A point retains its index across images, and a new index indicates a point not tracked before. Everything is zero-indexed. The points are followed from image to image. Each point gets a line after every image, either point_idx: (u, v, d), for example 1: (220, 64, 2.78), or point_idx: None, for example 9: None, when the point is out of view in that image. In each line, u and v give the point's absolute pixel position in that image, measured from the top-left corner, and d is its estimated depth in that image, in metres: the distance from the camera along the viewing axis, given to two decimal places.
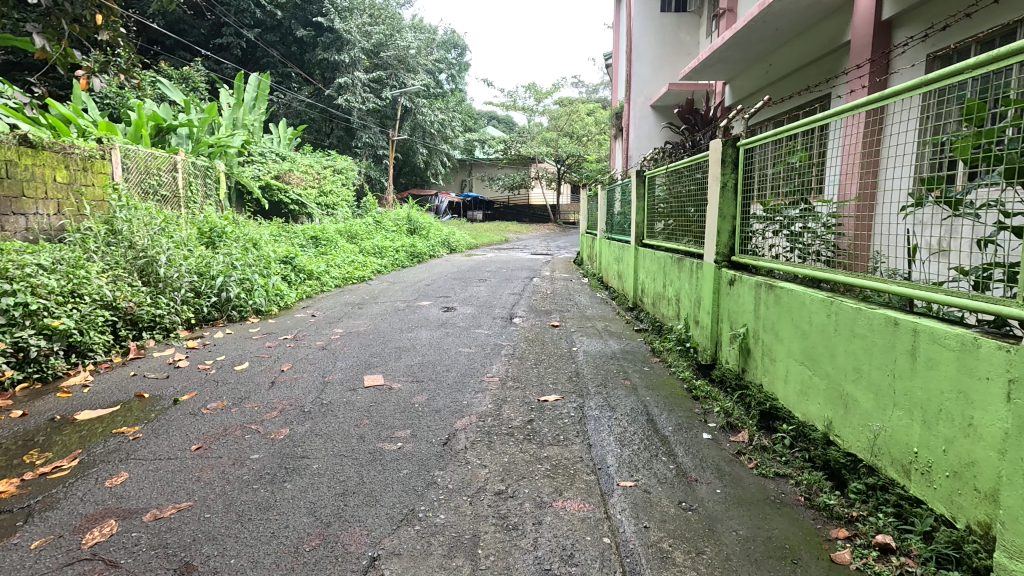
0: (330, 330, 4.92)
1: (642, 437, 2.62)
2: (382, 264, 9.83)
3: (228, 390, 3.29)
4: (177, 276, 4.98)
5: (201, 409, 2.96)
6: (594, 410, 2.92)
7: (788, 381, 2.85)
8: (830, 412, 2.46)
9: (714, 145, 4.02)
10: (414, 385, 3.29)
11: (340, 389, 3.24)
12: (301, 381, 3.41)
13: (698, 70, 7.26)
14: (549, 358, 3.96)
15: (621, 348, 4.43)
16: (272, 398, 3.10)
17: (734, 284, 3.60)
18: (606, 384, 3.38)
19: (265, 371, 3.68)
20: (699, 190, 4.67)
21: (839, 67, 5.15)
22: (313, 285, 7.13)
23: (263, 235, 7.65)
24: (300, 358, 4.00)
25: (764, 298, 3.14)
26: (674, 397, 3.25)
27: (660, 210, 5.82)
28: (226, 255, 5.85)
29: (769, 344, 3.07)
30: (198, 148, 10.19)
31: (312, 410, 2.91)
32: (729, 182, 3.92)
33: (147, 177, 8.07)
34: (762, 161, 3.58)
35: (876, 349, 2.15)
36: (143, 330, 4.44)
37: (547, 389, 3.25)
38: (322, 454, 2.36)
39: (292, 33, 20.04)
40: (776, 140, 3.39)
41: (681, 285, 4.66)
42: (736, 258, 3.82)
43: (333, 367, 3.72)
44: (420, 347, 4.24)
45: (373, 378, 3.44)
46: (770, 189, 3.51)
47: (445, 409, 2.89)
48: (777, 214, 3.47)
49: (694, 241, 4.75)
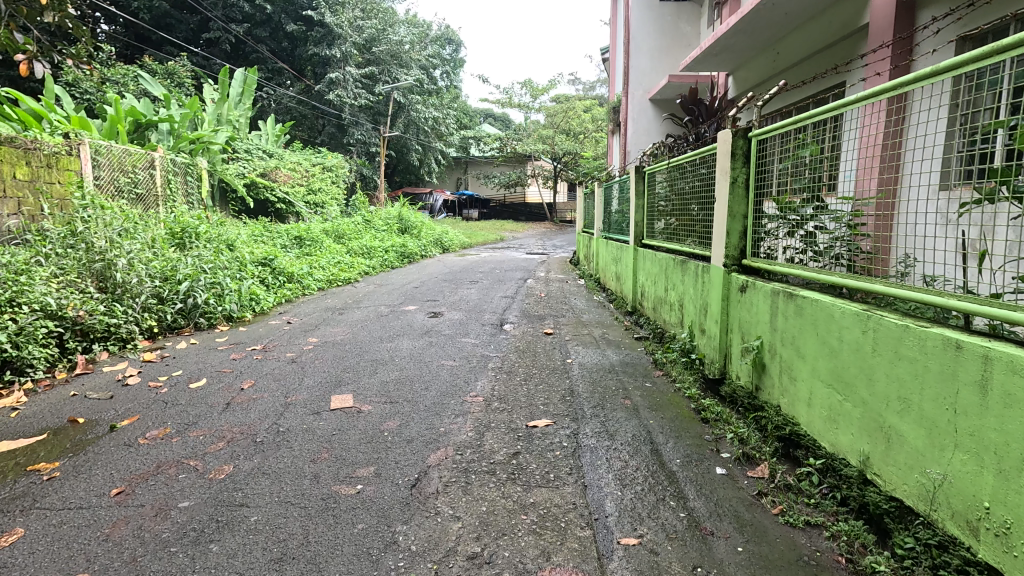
0: (305, 339, 4.53)
1: (647, 476, 2.24)
2: (370, 265, 9.44)
3: (176, 414, 2.90)
4: (137, 281, 4.58)
5: (137, 440, 2.57)
6: (590, 439, 2.55)
7: (812, 404, 2.49)
8: (868, 445, 2.09)
9: (720, 136, 3.58)
10: (386, 407, 2.91)
11: (302, 412, 2.85)
12: (259, 403, 3.01)
13: (699, 60, 6.87)
14: (541, 372, 3.58)
15: (619, 359, 4.04)
16: (221, 425, 2.70)
17: (746, 291, 3.22)
18: (603, 405, 3.00)
19: (223, 389, 3.29)
20: (705, 186, 4.30)
21: (856, 53, 4.79)
22: (293, 288, 6.74)
23: (240, 236, 7.25)
24: (265, 373, 3.60)
25: (783, 308, 2.76)
26: (681, 420, 2.87)
27: (662, 207, 5.43)
28: (194, 258, 5.44)
29: (788, 360, 2.70)
30: (178, 145, 9.78)
31: (265, 440, 2.52)
32: (739, 178, 3.47)
33: (120, 175, 7.68)
34: (778, 153, 3.16)
35: (930, 376, 1.79)
36: (96, 342, 4.05)
37: (537, 412, 2.87)
38: (265, 502, 1.97)
39: (282, 28, 19.62)
40: (789, 128, 3.01)
41: (685, 290, 4.30)
42: (747, 261, 3.43)
43: (299, 385, 3.32)
44: (399, 360, 3.86)
45: (342, 398, 3.05)
46: (785, 184, 3.13)
47: (418, 439, 2.50)
48: (792, 212, 3.09)
49: (700, 242, 4.35)
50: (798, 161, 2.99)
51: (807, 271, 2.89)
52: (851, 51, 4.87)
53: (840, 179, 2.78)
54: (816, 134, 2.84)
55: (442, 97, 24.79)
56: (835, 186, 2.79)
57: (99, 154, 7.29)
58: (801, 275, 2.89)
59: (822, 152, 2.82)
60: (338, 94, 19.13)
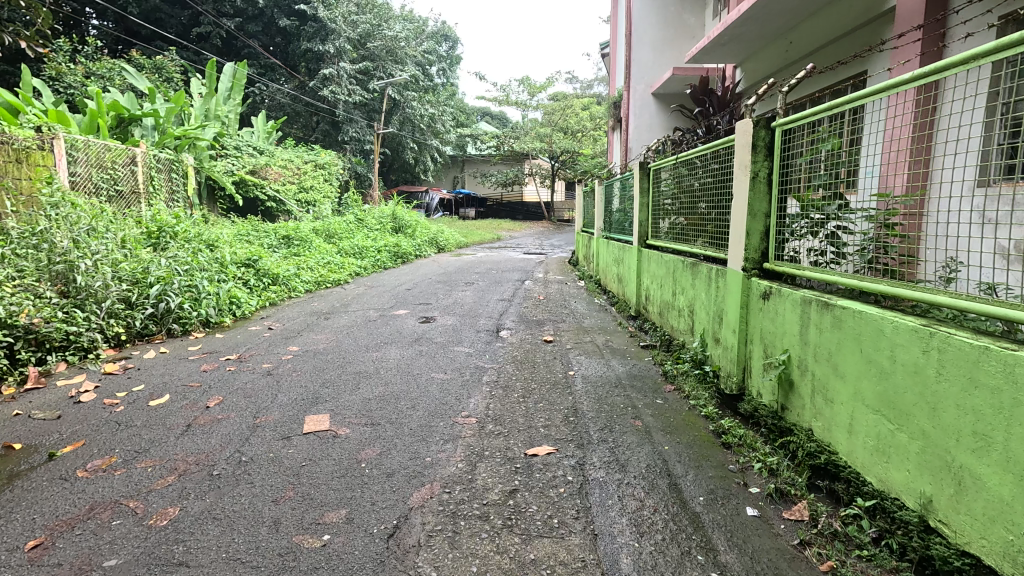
0: (285, 348, 4.18)
1: (667, 520, 1.90)
2: (362, 266, 9.08)
3: (127, 439, 2.55)
4: (103, 285, 4.21)
5: (75, 472, 2.21)
6: (599, 472, 2.21)
7: (852, 430, 2.17)
8: (930, 486, 1.76)
9: (739, 126, 3.23)
10: (367, 431, 2.58)
11: (269, 437, 2.51)
12: (223, 426, 2.66)
13: (705, 51, 6.53)
14: (541, 387, 3.24)
15: (626, 371, 3.70)
16: (175, 453, 2.36)
17: (770, 299, 2.89)
18: (611, 428, 2.66)
19: (185, 408, 2.94)
20: (717, 183, 3.97)
21: (879, 38, 4.49)
22: (278, 291, 6.40)
23: (222, 235, 6.89)
24: (236, 389, 3.25)
25: (816, 319, 2.44)
26: (700, 446, 2.54)
27: (669, 206, 5.09)
28: (169, 258, 5.08)
29: (824, 380, 2.37)
30: (162, 141, 9.41)
31: (223, 474, 2.17)
32: (761, 172, 3.10)
33: (97, 171, 7.33)
34: (805, 145, 2.81)
35: (1017, 410, 1.47)
36: (52, 352, 3.70)
37: (537, 437, 2.53)
38: (209, 560, 1.63)
39: (275, 23, 19.26)
40: (814, 118, 2.68)
41: (696, 294, 3.97)
42: (769, 265, 3.08)
43: (271, 403, 2.97)
44: (385, 372, 3.52)
45: (318, 420, 2.71)
46: (813, 179, 2.78)
47: (400, 473, 2.16)
48: (816, 210, 2.78)
49: (712, 243, 4.02)
50: (828, 150, 2.64)
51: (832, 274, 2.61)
52: (873, 37, 4.58)
53: (858, 176, 2.55)
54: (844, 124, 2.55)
55: (438, 94, 24.38)
56: (855, 184, 2.57)
57: (74, 148, 6.92)
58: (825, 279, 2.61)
59: (849, 144, 2.54)
60: (332, 90, 18.73)
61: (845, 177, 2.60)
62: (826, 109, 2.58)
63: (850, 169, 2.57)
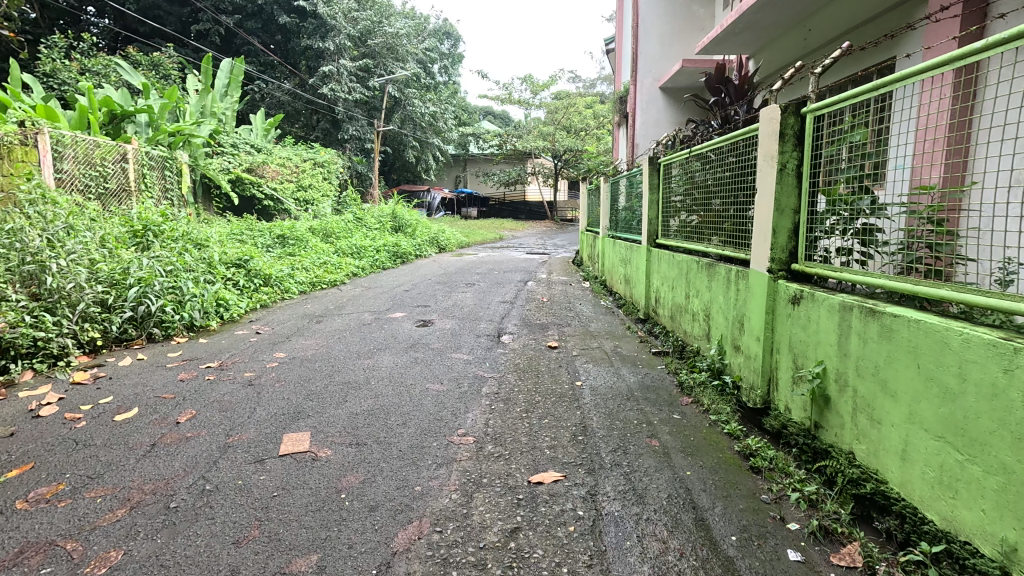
0: (270, 355, 3.90)
1: (696, 568, 1.62)
2: (359, 266, 8.81)
3: (79, 462, 2.26)
4: (76, 287, 3.93)
5: (14, 503, 1.93)
6: (615, 506, 1.92)
7: (906, 457, 1.89)
8: (1014, 531, 1.49)
9: (764, 112, 2.90)
10: (351, 453, 2.30)
11: (240, 460, 2.22)
12: (191, 446, 2.38)
13: (717, 41, 6.21)
14: (546, 400, 2.95)
15: (638, 381, 3.41)
16: (132, 479, 2.08)
17: (803, 304, 2.58)
18: (625, 449, 2.37)
19: (152, 425, 2.65)
20: (735, 178, 3.68)
21: (910, 20, 4.17)
22: (270, 292, 6.13)
23: (212, 234, 6.62)
24: (212, 401, 2.97)
25: (859, 328, 2.15)
26: (727, 471, 2.25)
27: (681, 203, 4.80)
28: (152, 258, 4.80)
29: (868, 397, 2.08)
30: (156, 137, 9.16)
31: (183, 507, 1.89)
32: (789, 164, 2.78)
33: (85, 167, 7.09)
34: (838, 133, 2.51)
35: None
36: (17, 360, 3.44)
37: (542, 461, 2.24)
38: None
39: (274, 20, 19.01)
40: (848, 103, 2.39)
41: (713, 297, 3.68)
42: (797, 267, 2.77)
43: (248, 418, 2.68)
44: (376, 382, 3.23)
45: (298, 439, 2.43)
46: (844, 171, 2.49)
47: (384, 507, 1.88)
48: (846, 205, 2.49)
49: (730, 243, 3.73)
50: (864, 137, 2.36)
51: (865, 275, 2.35)
52: (902, 20, 4.28)
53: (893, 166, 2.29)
54: (880, 109, 2.28)
55: (439, 92, 24.13)
56: (883, 177, 2.32)
57: (60, 144, 6.68)
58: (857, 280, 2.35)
59: (876, 133, 2.31)
60: (331, 88, 18.49)
61: (872, 169, 2.36)
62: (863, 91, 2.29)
63: (877, 160, 2.33)
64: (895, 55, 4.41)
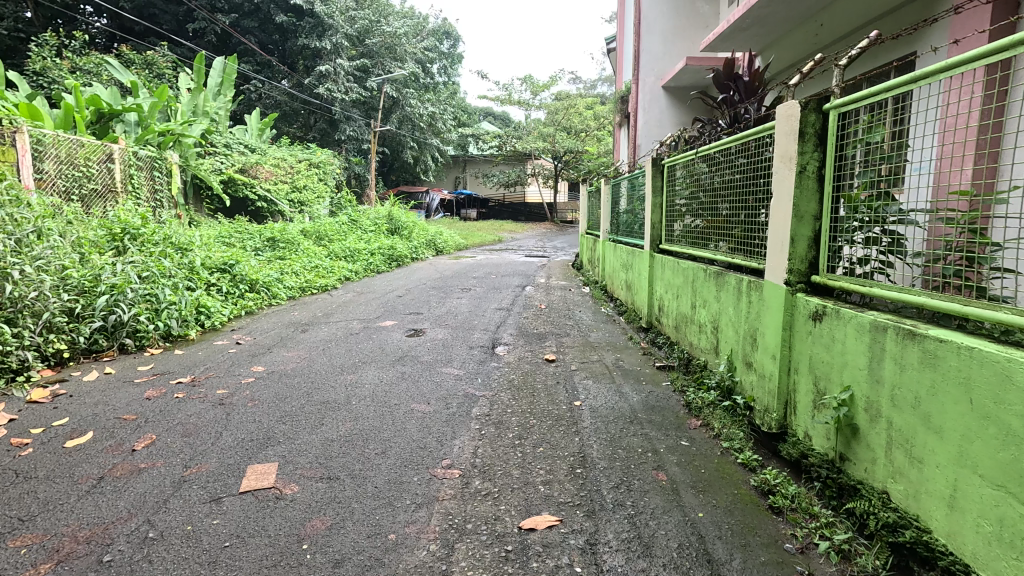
0: (247, 369, 3.64)
1: None
2: (352, 269, 8.55)
3: (12, 500, 2.01)
4: (39, 296, 3.67)
5: None
6: (618, 561, 1.67)
7: (953, 505, 1.64)
8: None
9: (782, 109, 2.63)
10: (322, 490, 2.04)
11: (194, 499, 1.97)
12: (143, 480, 2.13)
13: (724, 37, 5.95)
14: (541, 424, 2.69)
15: (642, 401, 3.15)
16: (67, 524, 1.83)
17: (827, 322, 2.32)
18: (629, 486, 2.12)
19: (105, 453, 2.40)
20: (747, 181, 3.43)
21: (932, 12, 3.92)
22: (256, 299, 5.88)
23: (197, 237, 6.36)
24: (176, 424, 2.71)
25: (894, 351, 1.90)
26: (743, 512, 2.00)
27: (686, 206, 4.55)
28: (126, 263, 4.54)
29: (906, 431, 1.83)
30: (144, 137, 8.91)
31: (117, 561, 1.63)
32: (810, 166, 2.51)
33: (67, 167, 6.84)
34: (864, 131, 2.25)
35: None
36: None
37: (536, 501, 1.99)
38: None
39: (271, 19, 18.77)
40: (868, 100, 2.17)
41: (722, 308, 3.43)
42: (818, 279, 2.51)
43: (211, 446, 2.43)
44: (357, 402, 2.97)
45: (264, 471, 2.18)
46: (866, 174, 2.25)
47: (350, 561, 1.63)
48: (870, 212, 2.25)
49: (741, 251, 3.47)
50: (887, 137, 2.13)
51: (892, 289, 2.11)
52: (924, 13, 4.04)
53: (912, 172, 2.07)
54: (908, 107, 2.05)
55: (438, 92, 23.88)
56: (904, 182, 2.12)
57: (39, 143, 6.43)
58: (883, 295, 2.12)
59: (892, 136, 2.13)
60: (328, 87, 18.24)
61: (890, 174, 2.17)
62: (879, 91, 2.09)
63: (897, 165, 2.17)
64: (917, 49, 4.16)
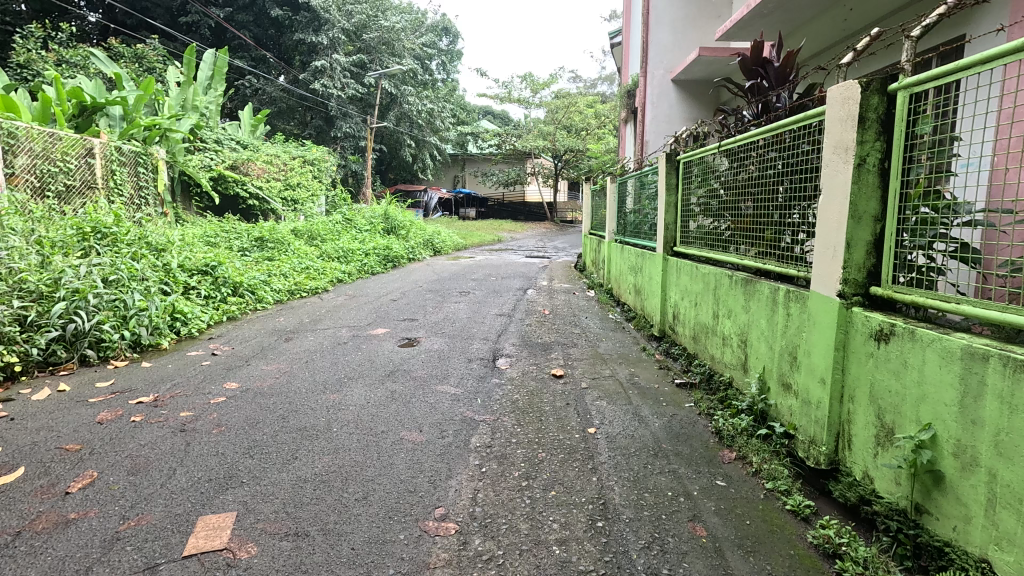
0: (220, 386, 3.24)
1: None
2: (345, 271, 8.15)
3: None
4: None
5: None
6: None
7: None
8: None
9: (837, 90, 2.23)
10: (286, 555, 1.65)
11: (123, 570, 1.57)
12: (67, 539, 1.73)
13: (743, 24, 5.57)
14: (553, 459, 2.31)
15: (665, 427, 2.76)
16: None
17: (897, 343, 1.93)
18: (663, 547, 1.74)
19: (31, 498, 1.99)
20: (781, 177, 3.03)
21: None
22: (240, 303, 5.47)
23: (177, 237, 5.96)
24: (125, 458, 2.31)
25: (999, 387, 1.54)
26: None
27: (704, 206, 4.17)
28: (91, 266, 4.14)
29: (1021, 489, 1.47)
30: (129, 131, 8.49)
31: None
32: (870, 157, 2.11)
33: (41, 162, 6.44)
34: (942, 115, 1.87)
35: None
36: None
37: (550, 572, 1.59)
38: None
39: (266, 13, 18.39)
40: (933, 82, 1.89)
41: (753, 320, 3.04)
42: (878, 291, 2.13)
43: (160, 489, 2.03)
44: (339, 429, 2.57)
45: (221, 523, 1.80)
46: (936, 168, 1.90)
47: None
48: (944, 214, 1.89)
49: (775, 256, 3.09)
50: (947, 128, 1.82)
51: (983, 307, 1.73)
52: None
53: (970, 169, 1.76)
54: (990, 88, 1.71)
55: (437, 90, 23.48)
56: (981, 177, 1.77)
57: (11, 136, 6.05)
58: (969, 314, 1.73)
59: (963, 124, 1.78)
60: (324, 83, 17.83)
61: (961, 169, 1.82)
62: (937, 75, 1.85)
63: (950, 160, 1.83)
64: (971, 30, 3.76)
